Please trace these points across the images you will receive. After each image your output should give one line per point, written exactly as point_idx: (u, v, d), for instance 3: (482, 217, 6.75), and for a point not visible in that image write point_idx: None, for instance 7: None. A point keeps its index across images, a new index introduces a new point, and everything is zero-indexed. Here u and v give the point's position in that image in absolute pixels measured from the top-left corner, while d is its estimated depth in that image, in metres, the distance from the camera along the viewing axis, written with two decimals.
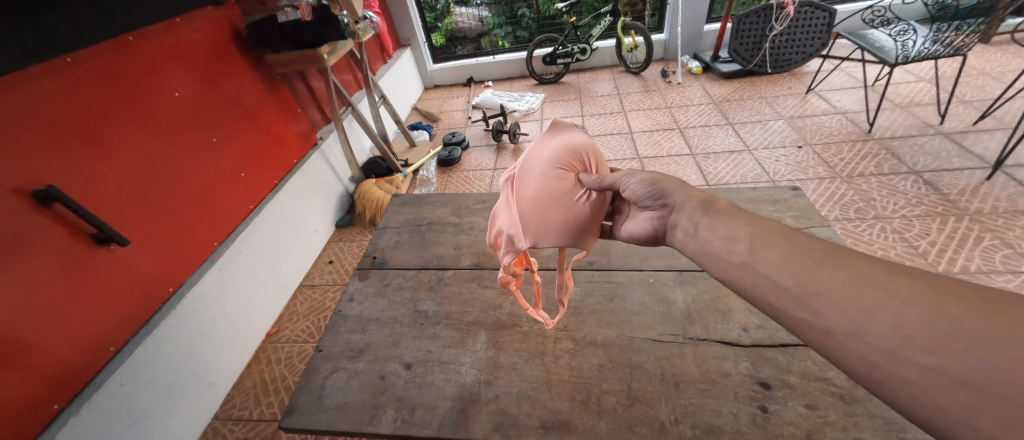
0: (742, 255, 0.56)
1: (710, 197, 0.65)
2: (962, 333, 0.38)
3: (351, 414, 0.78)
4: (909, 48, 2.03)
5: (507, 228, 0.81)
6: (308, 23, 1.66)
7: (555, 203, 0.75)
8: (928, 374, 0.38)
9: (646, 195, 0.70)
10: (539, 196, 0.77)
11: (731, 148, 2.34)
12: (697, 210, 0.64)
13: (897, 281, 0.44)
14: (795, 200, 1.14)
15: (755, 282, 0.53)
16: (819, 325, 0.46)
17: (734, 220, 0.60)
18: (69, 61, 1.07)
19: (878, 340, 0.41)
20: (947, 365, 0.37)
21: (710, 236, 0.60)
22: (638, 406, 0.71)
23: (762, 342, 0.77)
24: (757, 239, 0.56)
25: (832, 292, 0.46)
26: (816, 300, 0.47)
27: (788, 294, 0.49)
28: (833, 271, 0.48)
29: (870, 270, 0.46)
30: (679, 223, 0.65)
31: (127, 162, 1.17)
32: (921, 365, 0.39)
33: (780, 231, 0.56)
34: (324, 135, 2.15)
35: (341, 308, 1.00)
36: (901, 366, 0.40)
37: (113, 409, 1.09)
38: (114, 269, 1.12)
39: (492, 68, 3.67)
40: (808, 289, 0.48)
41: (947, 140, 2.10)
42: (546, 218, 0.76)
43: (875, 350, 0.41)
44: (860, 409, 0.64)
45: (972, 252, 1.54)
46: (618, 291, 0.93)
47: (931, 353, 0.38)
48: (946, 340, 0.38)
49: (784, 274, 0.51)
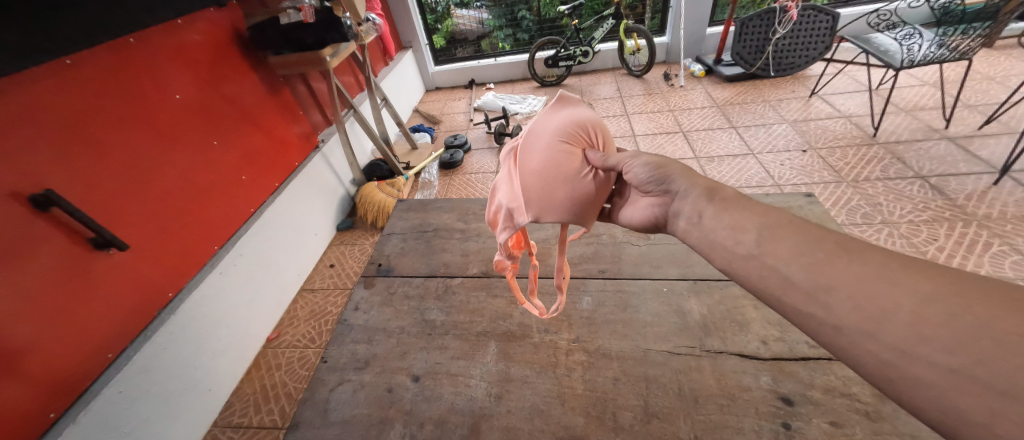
0: (747, 246, 0.54)
1: (716, 185, 0.64)
2: (983, 333, 0.36)
3: (358, 429, 0.75)
4: (914, 52, 2.02)
5: (506, 201, 0.79)
6: (311, 25, 1.65)
7: (560, 177, 0.73)
8: (947, 375, 0.37)
9: (649, 180, 0.69)
10: (544, 168, 0.74)
11: (735, 151, 2.33)
12: (702, 198, 0.62)
13: (914, 277, 0.42)
14: (810, 206, 1.12)
15: (762, 275, 0.52)
16: (829, 321, 0.45)
17: (740, 208, 0.59)
18: (70, 63, 1.05)
19: (895, 338, 0.40)
20: (970, 366, 0.36)
21: (716, 225, 0.58)
22: (655, 422, 0.69)
23: (782, 355, 0.75)
24: (765, 229, 0.54)
25: (845, 287, 0.44)
26: (827, 295, 0.45)
27: (797, 289, 0.48)
28: (846, 265, 0.46)
29: (888, 266, 0.44)
30: (682, 211, 0.64)
31: (124, 164, 1.14)
32: (939, 365, 0.37)
33: (790, 222, 0.54)
34: (325, 138, 2.13)
35: (347, 317, 0.98)
36: (917, 366, 0.38)
37: (108, 418, 1.05)
38: (113, 274, 1.10)
39: (493, 70, 3.65)
40: (820, 284, 0.46)
41: (953, 144, 2.08)
42: (551, 193, 0.73)
43: (889, 349, 0.40)
44: (888, 426, 0.62)
45: (982, 258, 1.52)
46: (631, 301, 0.91)
47: (952, 354, 0.37)
48: (967, 340, 0.37)
49: (795, 268, 0.49)
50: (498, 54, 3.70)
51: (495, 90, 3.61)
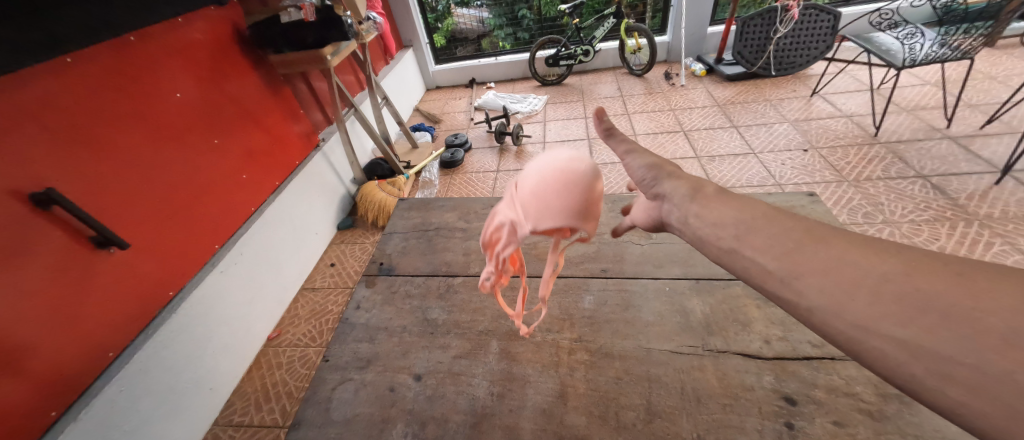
0: (728, 241, 0.56)
1: (700, 183, 0.66)
2: (929, 306, 0.39)
3: (359, 428, 0.75)
4: (916, 51, 2.01)
5: (507, 218, 0.77)
6: (312, 25, 1.65)
7: (556, 187, 0.72)
8: (902, 347, 0.39)
9: (642, 179, 0.71)
10: (541, 182, 0.74)
11: (736, 151, 2.32)
12: (687, 196, 0.64)
13: (871, 259, 0.45)
14: (812, 206, 1.12)
15: (744, 267, 0.54)
16: (801, 305, 0.47)
17: (722, 204, 0.61)
18: (69, 61, 1.05)
19: (856, 315, 0.42)
20: (919, 337, 0.38)
21: (702, 223, 0.61)
22: (657, 422, 0.68)
23: (785, 355, 0.75)
24: (743, 223, 0.56)
25: (812, 273, 0.47)
26: (797, 282, 0.48)
27: (772, 276, 0.51)
28: (813, 252, 0.49)
29: (848, 249, 0.47)
30: (671, 210, 0.66)
31: (124, 163, 1.14)
32: (896, 339, 0.40)
33: (765, 214, 0.56)
34: (325, 137, 2.12)
35: (348, 316, 0.98)
36: (876, 341, 0.41)
37: (109, 417, 1.05)
38: (114, 273, 1.10)
39: (494, 69, 3.64)
40: (791, 272, 0.49)
41: (954, 144, 2.08)
42: (547, 201, 0.72)
43: (852, 326, 0.42)
44: (891, 427, 0.62)
45: (984, 258, 1.52)
46: (633, 301, 0.91)
47: (904, 327, 0.39)
48: (916, 314, 0.39)
49: (770, 259, 0.51)
50: (498, 53, 3.69)
51: (496, 89, 3.60)
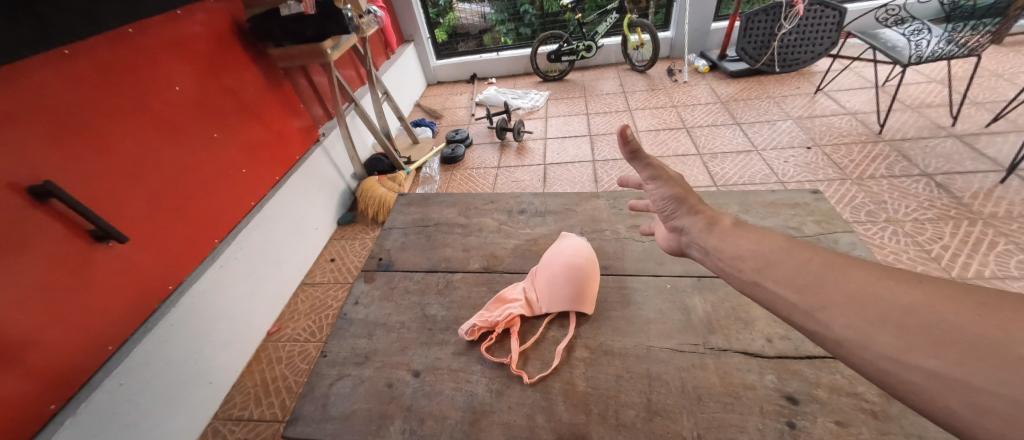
0: (749, 273, 0.57)
1: (717, 215, 0.68)
2: (960, 336, 0.38)
3: (356, 424, 0.75)
4: (923, 48, 1.98)
5: (523, 297, 0.90)
6: (313, 17, 1.62)
7: (563, 278, 0.87)
8: (933, 379, 0.39)
9: (665, 209, 0.71)
10: (552, 276, 0.88)
11: (739, 148, 2.31)
12: (704, 230, 0.67)
13: (894, 290, 0.45)
14: (816, 203, 1.10)
15: (768, 299, 0.54)
16: (830, 336, 0.47)
17: (737, 236, 0.63)
18: (67, 53, 1.04)
19: (886, 348, 0.42)
20: (951, 369, 0.38)
21: (720, 256, 0.63)
22: (658, 420, 0.68)
23: (787, 353, 0.74)
24: (762, 255, 0.57)
25: (837, 305, 0.47)
26: (823, 314, 0.47)
27: (798, 309, 0.50)
28: (834, 283, 0.49)
29: (870, 281, 0.47)
30: (694, 244, 0.68)
31: (122, 157, 1.13)
32: (925, 369, 0.39)
33: (783, 244, 0.57)
34: (325, 132, 2.11)
35: (347, 312, 0.97)
36: (907, 370, 0.40)
37: (110, 410, 1.06)
38: (113, 267, 1.09)
39: (495, 64, 3.62)
40: (816, 304, 0.49)
41: (959, 142, 2.06)
42: (557, 289, 0.87)
43: (883, 357, 0.42)
44: (895, 427, 0.61)
45: (987, 257, 1.51)
46: (634, 298, 0.90)
47: (935, 357, 0.39)
48: (944, 344, 0.39)
49: (792, 292, 0.52)
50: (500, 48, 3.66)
51: (497, 85, 3.58)
